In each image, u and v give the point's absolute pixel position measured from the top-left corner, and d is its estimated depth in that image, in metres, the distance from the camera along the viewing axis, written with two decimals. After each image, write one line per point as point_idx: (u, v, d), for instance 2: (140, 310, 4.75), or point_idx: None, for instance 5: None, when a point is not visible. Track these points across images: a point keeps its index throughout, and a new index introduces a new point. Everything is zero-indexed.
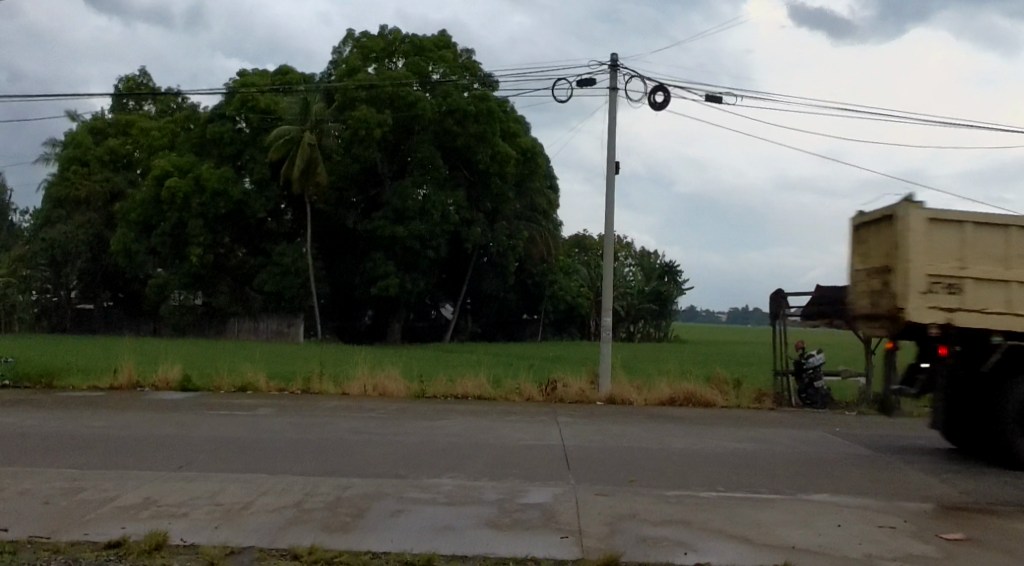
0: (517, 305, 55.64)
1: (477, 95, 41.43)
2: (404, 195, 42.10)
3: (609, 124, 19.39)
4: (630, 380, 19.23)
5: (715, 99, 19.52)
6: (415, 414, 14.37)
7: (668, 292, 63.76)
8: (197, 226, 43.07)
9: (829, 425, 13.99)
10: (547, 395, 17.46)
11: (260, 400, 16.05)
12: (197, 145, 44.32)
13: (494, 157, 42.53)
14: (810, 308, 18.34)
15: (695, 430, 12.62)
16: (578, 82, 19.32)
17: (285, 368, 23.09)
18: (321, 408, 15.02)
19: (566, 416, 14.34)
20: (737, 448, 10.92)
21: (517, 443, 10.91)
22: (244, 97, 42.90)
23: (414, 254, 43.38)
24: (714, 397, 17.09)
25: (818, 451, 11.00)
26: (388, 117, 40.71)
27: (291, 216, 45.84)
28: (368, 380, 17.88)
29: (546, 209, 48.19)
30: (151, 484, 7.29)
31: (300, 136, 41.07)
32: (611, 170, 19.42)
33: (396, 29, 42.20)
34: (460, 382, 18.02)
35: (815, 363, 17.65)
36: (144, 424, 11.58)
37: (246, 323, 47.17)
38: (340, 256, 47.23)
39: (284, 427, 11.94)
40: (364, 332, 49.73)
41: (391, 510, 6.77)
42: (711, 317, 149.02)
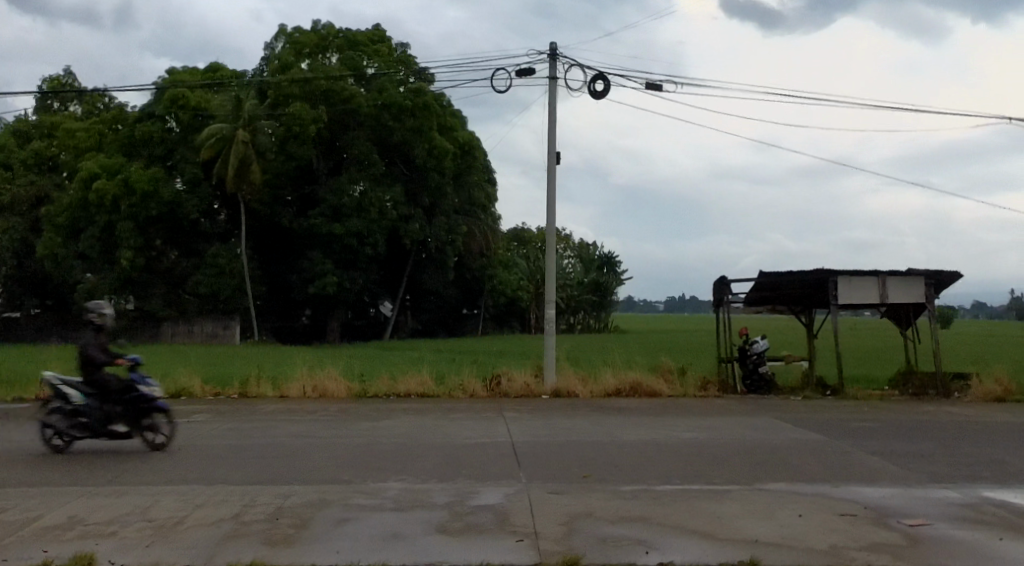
0: (458, 300, 55.31)
1: (413, 89, 40.99)
2: (340, 191, 41.39)
3: (549, 114, 19.23)
4: (575, 371, 19.17)
5: (654, 88, 19.55)
6: (358, 414, 13.97)
7: (608, 283, 64.31)
8: (126, 228, 41.36)
9: (772, 410, 14.13)
10: (491, 390, 17.26)
11: (195, 406, 15.44)
12: (126, 145, 42.53)
13: (431, 152, 41.89)
14: (754, 294, 18.55)
15: (643, 421, 12.52)
16: (517, 71, 19.10)
17: (222, 372, 22.35)
18: (260, 412, 14.50)
19: (512, 411, 14.18)
20: (687, 437, 10.86)
21: (463, 441, 10.65)
22: (174, 94, 41.36)
23: (352, 252, 42.64)
24: (660, 387, 17.11)
25: (765, 436, 11.03)
26: (323, 113, 39.98)
27: (224, 216, 44.79)
28: (308, 382, 17.37)
29: (484, 203, 48.11)
30: (76, 500, 6.79)
31: (232, 134, 39.61)
32: (552, 161, 19.29)
33: (329, 24, 41.33)
34: (402, 379, 17.67)
35: (759, 349, 17.88)
36: (71, 435, 10.92)
37: (180, 327, 45.41)
38: (277, 255, 46.23)
39: (221, 433, 11.42)
40: (302, 332, 48.93)
41: (338, 519, 6.44)
42: (650, 307, 151.14)
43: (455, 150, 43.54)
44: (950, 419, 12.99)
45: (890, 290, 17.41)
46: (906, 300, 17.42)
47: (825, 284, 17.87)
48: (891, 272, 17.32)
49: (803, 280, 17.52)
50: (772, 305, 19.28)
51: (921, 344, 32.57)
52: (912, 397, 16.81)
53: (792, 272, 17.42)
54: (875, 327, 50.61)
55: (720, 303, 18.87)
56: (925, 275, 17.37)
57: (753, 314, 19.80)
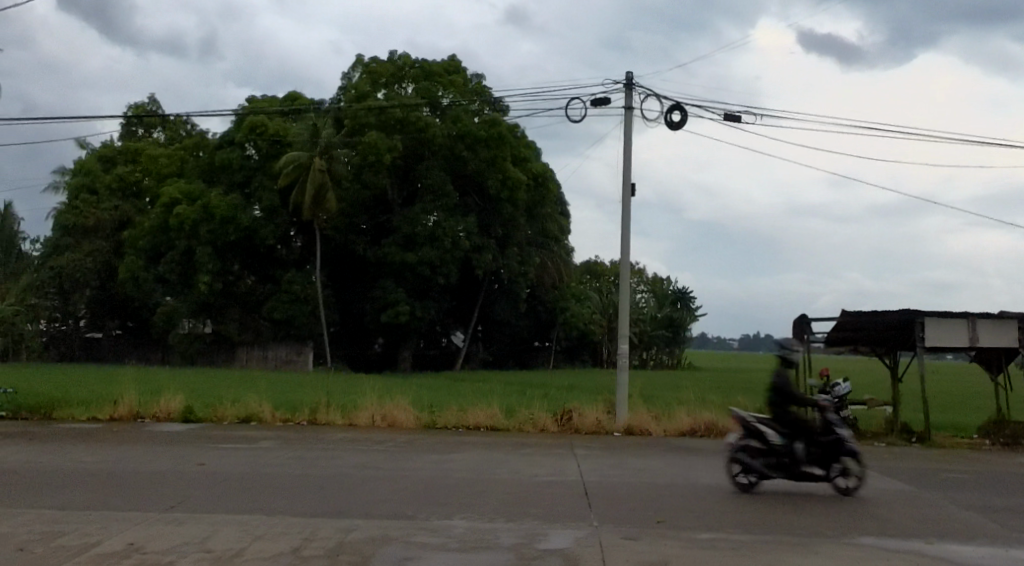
0: (528, 332, 54.92)
1: (487, 120, 41.16)
2: (414, 220, 41.80)
3: (624, 144, 18.92)
4: (648, 409, 18.52)
5: (733, 118, 19.04)
6: (425, 446, 13.74)
7: (681, 318, 62.96)
8: (205, 253, 42.81)
9: (861, 457, 13.24)
10: (562, 426, 16.82)
11: (264, 432, 15.52)
12: (207, 172, 44.50)
13: (505, 182, 42.05)
14: (834, 333, 17.67)
15: (721, 464, 11.88)
16: (592, 102, 18.91)
17: (293, 398, 22.51)
18: (327, 439, 14.44)
19: (583, 448, 13.69)
20: (770, 483, 10.21)
21: (533, 479, 10.27)
22: (253, 123, 42.74)
23: (425, 281, 42.99)
24: (736, 427, 16.39)
25: (852, 485, 10.29)
26: (398, 142, 40.55)
27: (300, 243, 45.50)
28: (376, 410, 17.31)
29: (557, 234, 47.85)
30: (138, 527, 6.69)
31: (309, 161, 40.74)
32: (626, 192, 18.93)
33: (405, 55, 42.10)
34: (471, 411, 17.41)
35: (841, 391, 16.95)
36: (142, 458, 10.96)
37: (254, 352, 46.39)
38: (350, 283, 46.87)
39: (286, 461, 11.34)
40: (375, 360, 48.99)
41: (398, 558, 6.15)
42: (722, 343, 147.86)
43: (528, 181, 43.69)
44: None
45: (980, 332, 16.36)
46: (998, 343, 16.32)
47: (909, 325, 16.92)
48: (982, 313, 16.29)
49: (886, 320, 16.61)
50: (854, 345, 18.33)
51: (1022, 390, 30.54)
52: (1005, 447, 15.62)
53: (873, 311, 16.55)
54: (967, 371, 47.98)
55: (799, 342, 18.05)
56: (1018, 317, 16.24)
57: (832, 354, 18.86)
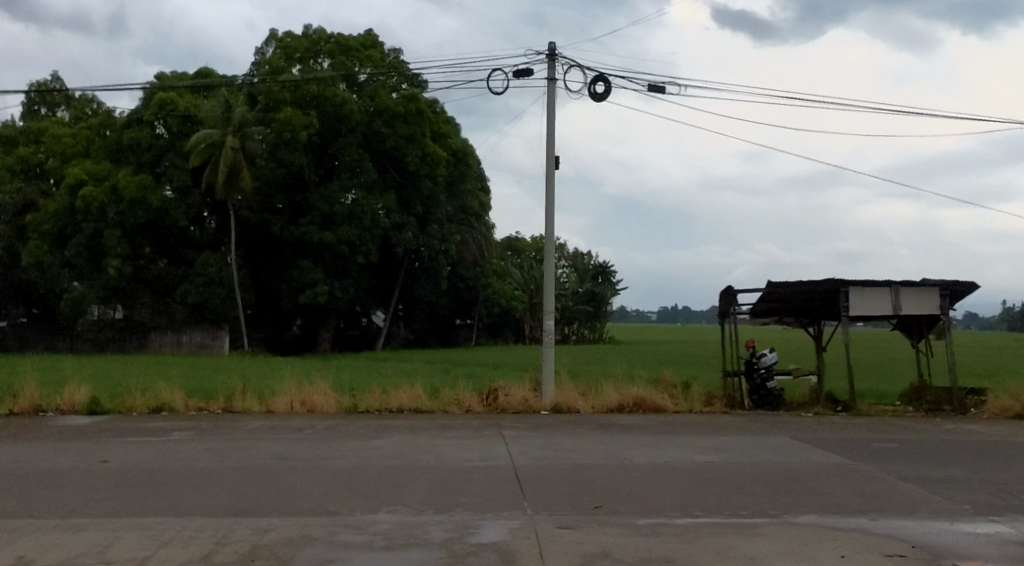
0: (451, 310, 54.44)
1: (405, 96, 40.20)
2: (331, 198, 40.49)
3: (549, 117, 18.52)
4: (576, 385, 18.38)
5: (657, 90, 18.86)
6: (346, 433, 13.13)
7: (602, 292, 63.61)
8: (114, 236, 40.48)
9: (787, 428, 13.30)
10: (489, 405, 16.49)
11: (176, 422, 14.64)
12: (114, 152, 41.49)
13: (423, 159, 41.20)
14: (761, 304, 17.79)
15: (651, 441, 11.70)
16: (514, 72, 18.40)
17: (207, 385, 21.47)
18: (243, 429, 13.69)
19: (512, 429, 13.37)
20: (703, 460, 10.07)
21: (463, 464, 9.87)
22: (161, 100, 40.65)
23: (344, 261, 41.87)
24: (664, 402, 16.35)
25: (781, 458, 10.26)
26: (314, 118, 39.06)
27: (214, 224, 43.94)
28: (296, 395, 16.57)
29: (477, 211, 47.46)
30: (27, 536, 5.97)
31: (221, 140, 38.79)
32: (551, 165, 18.57)
33: (321, 29, 40.60)
34: (394, 393, 16.85)
35: (768, 362, 17.19)
36: (38, 456, 10.04)
37: (167, 337, 44.30)
38: (267, 264, 45.34)
39: (201, 454, 10.61)
40: (293, 342, 47.69)
41: (323, 560, 5.64)
42: (643, 316, 150.99)
43: (448, 158, 42.85)
44: (972, 438, 12.25)
45: (904, 300, 16.70)
46: (921, 311, 16.71)
47: (835, 294, 17.16)
48: (905, 282, 16.63)
49: (814, 290, 16.79)
50: (779, 316, 18.52)
51: (927, 356, 31.91)
52: (927, 413, 16.07)
53: (802, 282, 16.71)
54: (875, 341, 50.08)
55: (726, 314, 18.17)
56: (940, 285, 16.65)
57: (759, 325, 19.06)
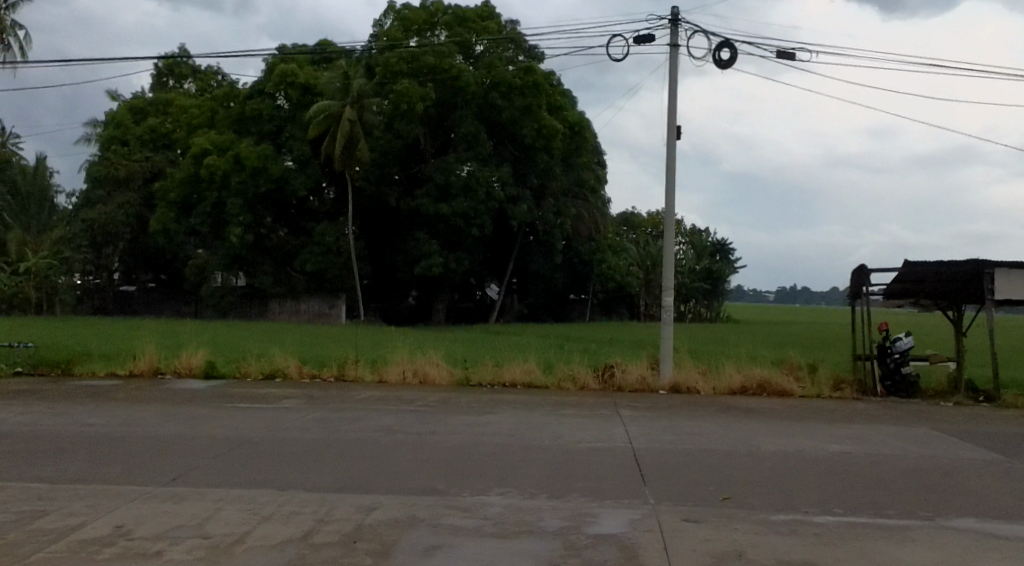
0: (564, 285, 53.93)
1: (522, 67, 39.84)
2: (447, 170, 40.68)
3: (669, 86, 17.55)
4: (695, 365, 17.56)
5: (788, 56, 17.53)
6: (457, 407, 12.89)
7: (721, 271, 61.52)
8: (236, 204, 42.26)
9: (931, 419, 12.02)
10: (604, 383, 15.96)
11: (289, 389, 14.92)
12: (237, 123, 43.28)
13: (539, 132, 40.45)
14: (895, 285, 16.28)
15: (780, 428, 10.83)
16: (634, 38, 17.51)
17: (322, 353, 21.88)
18: (355, 399, 13.73)
19: (629, 410, 12.80)
20: (839, 450, 9.13)
21: (577, 446, 9.37)
22: (282, 72, 41.75)
23: (459, 234, 42.06)
24: (791, 386, 15.33)
25: (930, 448, 9.22)
26: (430, 90, 39.18)
27: (332, 194, 44.97)
28: (408, 366, 16.56)
29: (593, 185, 46.52)
30: (131, 505, 5.90)
31: (339, 111, 39.57)
32: (672, 136, 17.64)
33: (437, 1, 40.68)
34: (507, 367, 16.56)
35: (903, 347, 15.66)
36: (152, 420, 10.31)
37: (287, 304, 45.89)
38: (382, 236, 46.15)
39: (309, 426, 10.61)
40: (407, 313, 48.88)
41: (427, 545, 5.25)
42: (760, 296, 145.93)
43: (564, 130, 42.14)
44: None
45: None
46: None
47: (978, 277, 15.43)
48: None
49: (953, 271, 15.19)
50: (914, 299, 16.92)
51: None
52: None
53: (938, 261, 15.15)
54: (1022, 326, 45.97)
55: (857, 294, 16.77)
56: None
57: (891, 308, 17.51)
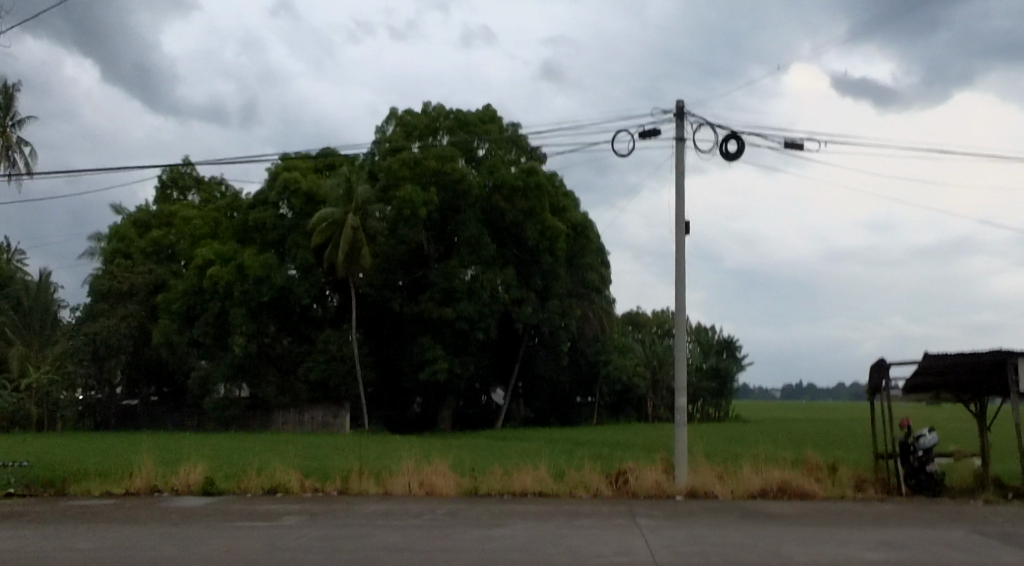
0: (571, 387, 53.25)
1: (524, 169, 40.51)
2: (451, 274, 40.98)
3: (678, 177, 17.72)
4: (711, 467, 17.01)
5: (794, 147, 17.78)
6: (468, 519, 12.35)
7: (727, 369, 61.00)
8: (239, 314, 42.29)
9: (964, 518, 11.48)
10: (618, 489, 15.37)
11: (291, 504, 14.38)
12: (240, 233, 43.83)
13: (543, 233, 41.04)
14: (915, 379, 15.99)
15: (809, 535, 10.31)
16: (641, 132, 17.83)
17: (325, 464, 21.34)
18: (359, 513, 13.24)
19: (648, 518, 12.25)
20: (875, 559, 8.62)
21: (595, 560, 8.90)
22: (285, 181, 42.68)
23: (464, 337, 41.87)
24: (812, 487, 14.75)
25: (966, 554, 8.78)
26: (433, 195, 39.83)
27: (336, 301, 45.24)
28: (414, 476, 16.03)
29: (598, 286, 46.46)
30: None
31: (343, 217, 40.29)
32: (680, 230, 17.69)
33: (439, 106, 41.87)
34: (517, 474, 16.01)
35: (927, 444, 15.01)
36: (150, 542, 9.83)
37: (291, 415, 45.29)
38: (386, 342, 45.99)
39: (313, 545, 10.16)
40: (413, 421, 47.41)
41: None
42: (766, 394, 144.49)
43: (568, 231, 42.56)
44: None
45: None
46: None
47: (1001, 367, 15.07)
48: None
49: (972, 362, 14.84)
50: (935, 392, 16.46)
51: None
52: None
53: (956, 352, 14.81)
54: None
55: (877, 388, 16.41)
56: None
57: (912, 402, 17.09)
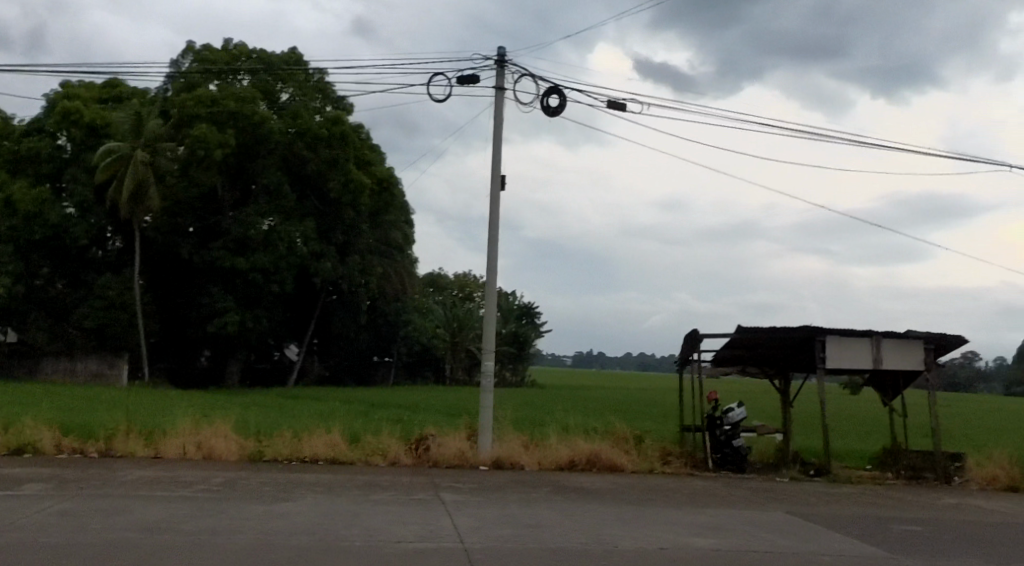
0: (368, 347, 51.54)
1: (330, 117, 37.49)
2: (247, 223, 37.39)
3: (496, 131, 16.40)
4: (516, 436, 16.05)
5: (616, 108, 17.00)
6: (246, 492, 10.29)
7: (527, 335, 61.72)
8: (4, 251, 36.76)
9: (779, 500, 11.19)
10: (418, 457, 13.96)
11: (33, 468, 11.68)
12: (10, 162, 37.82)
13: (347, 186, 38.07)
14: (725, 352, 15.89)
15: (626, 516, 9.41)
16: (458, 78, 16.25)
17: (81, 422, 18.16)
18: (119, 482, 10.84)
19: (452, 493, 10.86)
20: (707, 547, 7.75)
21: (396, 547, 7.32)
22: (65, 108, 36.46)
23: (258, 290, 38.61)
24: (621, 460, 14.17)
25: (787, 541, 8.23)
26: (231, 137, 35.71)
27: (118, 244, 40.08)
28: (190, 437, 13.70)
29: (401, 244, 44.55)
30: None
31: (130, 154, 35.28)
32: (496, 185, 16.40)
33: (242, 44, 38.08)
34: (307, 439, 14.11)
35: (734, 418, 15.02)
36: None
37: (61, 363, 39.70)
38: (173, 289, 41.57)
39: (46, 525, 7.68)
40: (199, 375, 43.96)
41: None
42: (559, 361, 150.87)
43: (374, 186, 39.99)
44: (972, 519, 10.41)
45: (885, 354, 14.92)
46: (902, 367, 14.93)
47: (808, 344, 15.24)
48: (887, 333, 14.87)
49: (786, 338, 14.77)
50: (742, 366, 16.58)
51: (863, 414, 31.10)
52: (906, 482, 14.20)
53: (774, 328, 14.72)
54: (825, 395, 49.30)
55: (688, 360, 16.13)
56: (924, 338, 15.01)
57: (718, 376, 17.13)
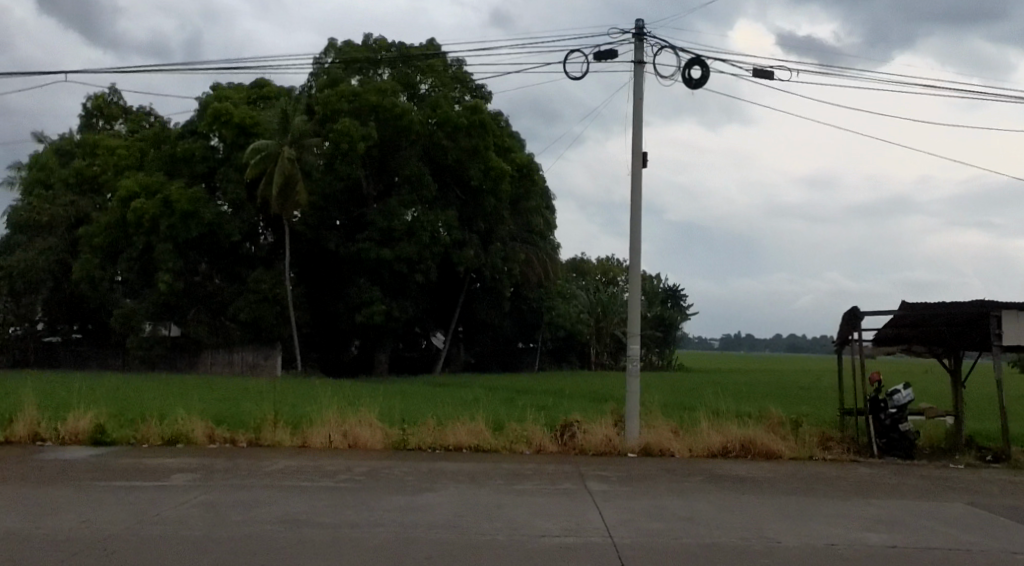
0: (514, 332, 52.13)
1: (468, 106, 38.12)
2: (390, 214, 38.37)
3: (635, 107, 15.93)
4: (666, 421, 15.62)
5: (763, 75, 16.10)
6: (389, 483, 10.52)
7: (671, 318, 60.48)
8: (165, 250, 39.47)
9: (954, 490, 10.21)
10: (564, 446, 13.84)
11: (189, 459, 12.43)
12: (168, 164, 40.75)
13: (487, 173, 38.80)
14: (888, 330, 14.80)
15: (785, 508, 8.82)
16: (595, 54, 15.89)
17: (241, 411, 19.34)
18: (261, 472, 11.36)
19: (600, 483, 10.61)
20: (881, 544, 7.10)
21: (538, 542, 7.16)
22: (217, 111, 39.13)
23: (402, 279, 39.96)
24: (777, 446, 13.46)
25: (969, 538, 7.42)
26: (372, 129, 37.11)
27: (269, 238, 42.40)
28: (335, 427, 14.18)
29: (542, 230, 44.61)
30: None
31: (278, 151, 37.23)
32: (637, 162, 15.94)
33: (381, 38, 39.27)
34: (451, 427, 14.30)
35: (900, 401, 13.91)
36: None
37: (220, 355, 42.80)
38: (322, 282, 43.71)
39: (188, 517, 8.10)
40: (350, 363, 46.10)
41: None
42: (704, 344, 147.55)
43: (512, 172, 40.39)
44: None
45: None
46: None
47: (982, 320, 13.88)
48: None
49: (957, 314, 13.53)
50: (907, 346, 15.40)
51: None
52: None
53: (942, 304, 13.53)
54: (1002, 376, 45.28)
55: (847, 341, 15.14)
56: None
57: (883, 356, 16.00)
